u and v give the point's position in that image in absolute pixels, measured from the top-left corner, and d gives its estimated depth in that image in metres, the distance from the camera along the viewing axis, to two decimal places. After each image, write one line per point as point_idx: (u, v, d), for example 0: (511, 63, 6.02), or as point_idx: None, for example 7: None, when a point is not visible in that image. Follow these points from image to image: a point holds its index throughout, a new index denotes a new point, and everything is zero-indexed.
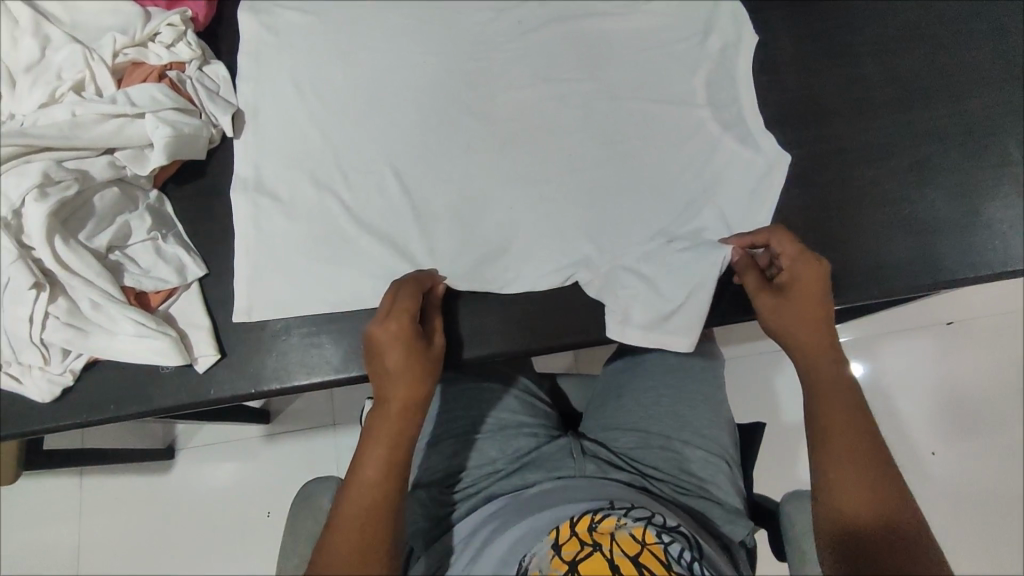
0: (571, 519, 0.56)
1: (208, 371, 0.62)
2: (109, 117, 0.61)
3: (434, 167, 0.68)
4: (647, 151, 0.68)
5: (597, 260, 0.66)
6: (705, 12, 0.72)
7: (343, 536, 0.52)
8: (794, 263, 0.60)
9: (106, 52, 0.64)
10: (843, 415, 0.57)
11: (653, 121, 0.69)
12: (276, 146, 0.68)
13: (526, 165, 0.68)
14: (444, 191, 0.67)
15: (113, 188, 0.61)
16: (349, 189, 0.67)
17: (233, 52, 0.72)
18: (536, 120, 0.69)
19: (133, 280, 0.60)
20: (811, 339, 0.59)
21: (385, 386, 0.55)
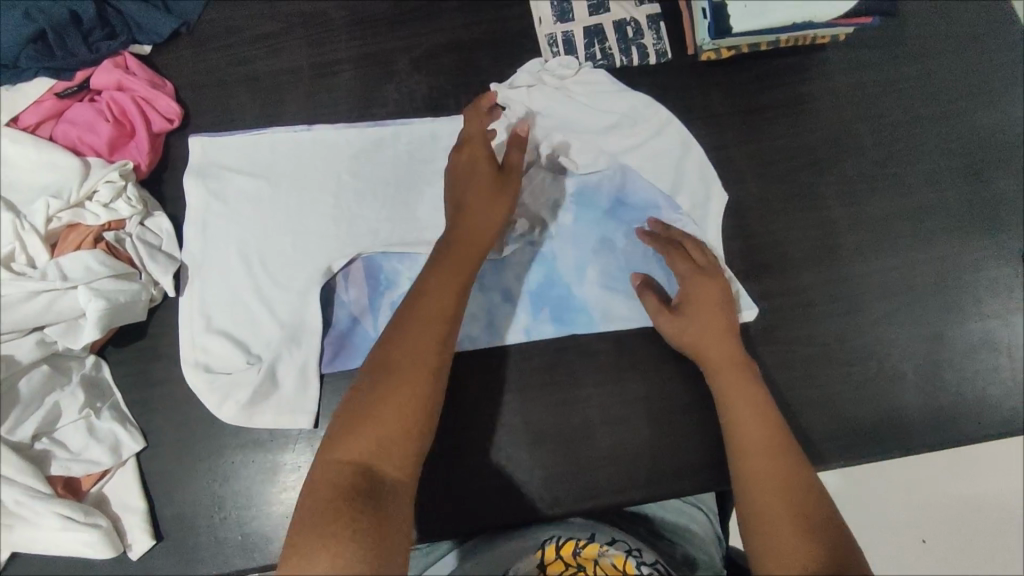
0: (557, 542, 0.59)
1: (143, 557, 0.59)
2: (38, 294, 0.58)
3: (388, 322, 0.66)
4: (604, 305, 0.66)
5: (553, 425, 0.63)
6: (667, 154, 0.70)
7: (359, 430, 0.49)
8: (689, 265, 0.65)
9: (37, 218, 0.61)
10: (750, 413, 0.58)
11: (613, 271, 0.68)
12: (221, 305, 0.65)
13: (478, 317, 0.65)
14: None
15: (41, 367, 0.59)
16: (298, 350, 0.64)
17: (178, 197, 0.70)
18: (488, 269, 0.67)
19: (61, 466, 0.58)
20: (723, 358, 0.61)
21: (415, 311, 0.54)
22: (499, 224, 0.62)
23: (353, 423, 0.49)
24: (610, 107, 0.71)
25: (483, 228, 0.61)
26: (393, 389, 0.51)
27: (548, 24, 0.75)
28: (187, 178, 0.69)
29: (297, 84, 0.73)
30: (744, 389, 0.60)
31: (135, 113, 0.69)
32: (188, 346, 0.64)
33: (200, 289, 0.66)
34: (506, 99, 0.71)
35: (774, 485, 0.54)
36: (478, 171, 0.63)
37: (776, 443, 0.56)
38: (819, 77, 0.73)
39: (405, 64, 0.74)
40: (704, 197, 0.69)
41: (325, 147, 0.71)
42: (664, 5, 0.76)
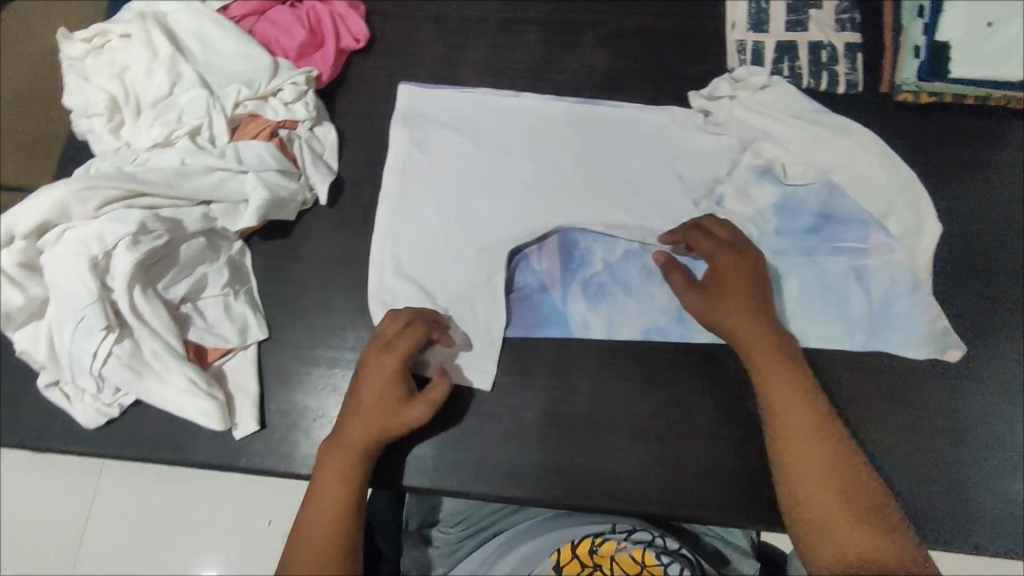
0: (571, 541, 0.55)
1: (244, 439, 0.62)
2: (214, 170, 0.62)
3: (578, 296, 0.65)
4: (800, 322, 0.65)
5: (657, 424, 0.62)
6: (874, 178, 0.67)
7: (301, 552, 0.50)
8: (711, 246, 0.61)
9: (227, 101, 0.65)
10: (796, 394, 0.55)
11: (813, 289, 0.66)
12: (415, 234, 0.67)
13: (670, 312, 0.65)
14: (585, 326, 0.64)
15: (200, 238, 0.62)
16: (483, 297, 0.64)
17: (346, 114, 0.72)
18: (684, 265, 0.66)
19: (196, 334, 0.61)
20: (760, 337, 0.58)
21: (331, 462, 0.54)
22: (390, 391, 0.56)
23: (287, 558, 0.50)
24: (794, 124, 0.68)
25: (379, 416, 0.55)
26: (322, 513, 0.52)
27: (740, 30, 0.73)
28: (393, 126, 0.70)
29: (481, 33, 0.75)
30: (779, 367, 0.57)
31: (329, 26, 0.72)
32: (375, 265, 0.66)
33: (384, 213, 0.67)
34: (702, 106, 0.71)
35: (810, 473, 0.52)
36: (373, 364, 0.57)
37: (826, 432, 0.53)
38: (1013, 146, 0.69)
39: (589, 38, 0.74)
40: (916, 231, 0.67)
41: (495, 98, 0.72)
42: (867, 36, 0.72)
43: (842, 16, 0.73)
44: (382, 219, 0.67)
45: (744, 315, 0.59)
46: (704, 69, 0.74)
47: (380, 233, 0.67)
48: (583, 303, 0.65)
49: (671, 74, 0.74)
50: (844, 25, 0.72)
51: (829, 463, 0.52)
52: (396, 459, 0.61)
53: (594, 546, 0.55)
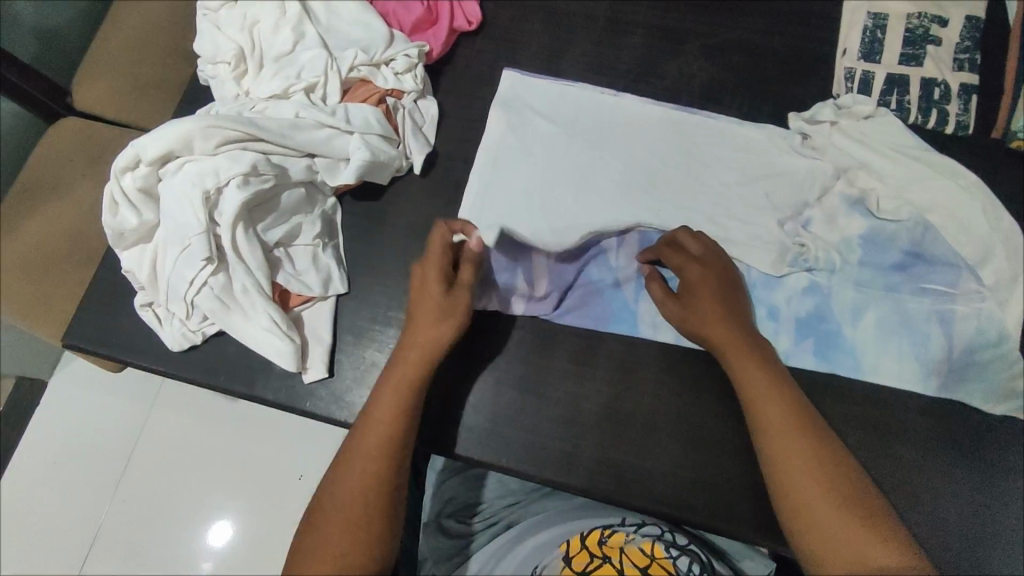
0: (583, 535, 0.66)
1: (312, 384, 0.65)
2: (323, 127, 0.65)
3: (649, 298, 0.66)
4: (876, 358, 0.63)
5: (714, 436, 0.62)
6: (974, 221, 0.65)
7: (330, 522, 0.51)
8: (680, 259, 0.61)
9: (344, 64, 0.68)
10: (768, 395, 0.54)
11: (891, 326, 0.64)
12: (499, 214, 0.68)
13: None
14: (654, 328, 0.65)
15: (300, 189, 0.65)
16: (558, 285, 0.66)
17: (449, 91, 0.74)
18: (761, 283, 0.65)
19: (283, 278, 0.64)
20: (730, 339, 0.58)
21: (362, 434, 0.55)
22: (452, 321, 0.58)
23: (315, 524, 0.52)
24: (897, 159, 0.67)
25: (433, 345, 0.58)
26: (348, 482, 0.53)
27: (851, 58, 0.73)
28: (493, 106, 0.72)
29: (589, 30, 0.76)
30: (754, 368, 0.56)
31: (445, 6, 0.74)
32: None
33: (471, 190, 0.69)
34: (799, 128, 0.70)
35: (807, 485, 0.49)
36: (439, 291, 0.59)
37: (819, 444, 0.51)
38: None
39: (695, 48, 0.75)
40: (1011, 283, 0.64)
41: (593, 93, 0.73)
42: (984, 79, 0.71)
43: (962, 54, 0.71)
44: (470, 196, 0.69)
45: (719, 322, 0.58)
46: (808, 92, 0.73)
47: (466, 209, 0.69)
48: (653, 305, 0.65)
49: (772, 93, 0.73)
50: (961, 65, 0.71)
51: (823, 475, 0.50)
52: (452, 427, 0.62)
53: (604, 537, 0.66)
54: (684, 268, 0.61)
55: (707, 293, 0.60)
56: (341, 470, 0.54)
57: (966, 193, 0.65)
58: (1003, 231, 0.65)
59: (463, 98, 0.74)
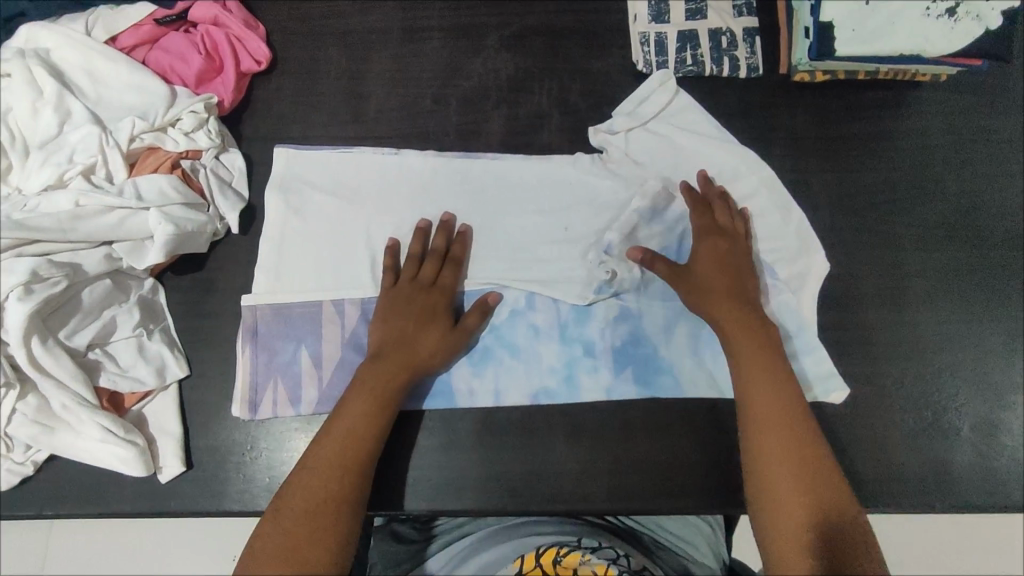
0: (538, 551, 0.63)
1: (171, 482, 0.60)
2: (113, 209, 0.60)
3: (463, 365, 0.65)
4: (687, 374, 0.65)
5: (590, 420, 0.64)
6: (764, 220, 0.68)
7: (264, 555, 0.49)
8: (726, 218, 0.66)
9: (121, 136, 0.63)
10: (773, 392, 0.57)
11: (697, 344, 0.66)
12: (305, 312, 0.65)
13: (557, 371, 0.65)
14: (469, 395, 0.64)
15: (105, 280, 0.60)
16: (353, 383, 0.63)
17: (254, 138, 0.71)
18: (574, 320, 0.67)
19: (108, 380, 0.59)
20: (722, 285, 0.63)
21: (312, 461, 0.54)
22: (409, 291, 0.63)
23: (263, 540, 0.50)
24: (689, 121, 0.72)
25: (388, 311, 0.62)
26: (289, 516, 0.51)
27: (642, 23, 0.74)
28: (267, 191, 0.68)
29: (385, 44, 0.74)
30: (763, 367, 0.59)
31: (226, 50, 0.70)
32: (248, 343, 0.64)
33: (282, 245, 0.67)
34: (602, 141, 0.71)
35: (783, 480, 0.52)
36: (410, 283, 0.63)
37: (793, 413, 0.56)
38: (912, 114, 0.71)
39: (494, 41, 0.74)
40: (805, 265, 0.67)
41: (402, 111, 0.72)
42: (762, 19, 0.74)
43: (739, 0, 0.74)
44: (255, 303, 0.65)
45: (731, 261, 0.64)
46: (611, 64, 0.74)
47: (254, 318, 0.64)
48: (469, 372, 0.65)
49: (578, 70, 0.74)
50: (740, 11, 0.74)
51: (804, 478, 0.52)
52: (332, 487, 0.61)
53: (560, 556, 0.62)
54: (721, 222, 0.66)
55: (740, 260, 0.65)
56: (302, 471, 0.54)
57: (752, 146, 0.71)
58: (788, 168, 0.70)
59: (269, 143, 0.71)
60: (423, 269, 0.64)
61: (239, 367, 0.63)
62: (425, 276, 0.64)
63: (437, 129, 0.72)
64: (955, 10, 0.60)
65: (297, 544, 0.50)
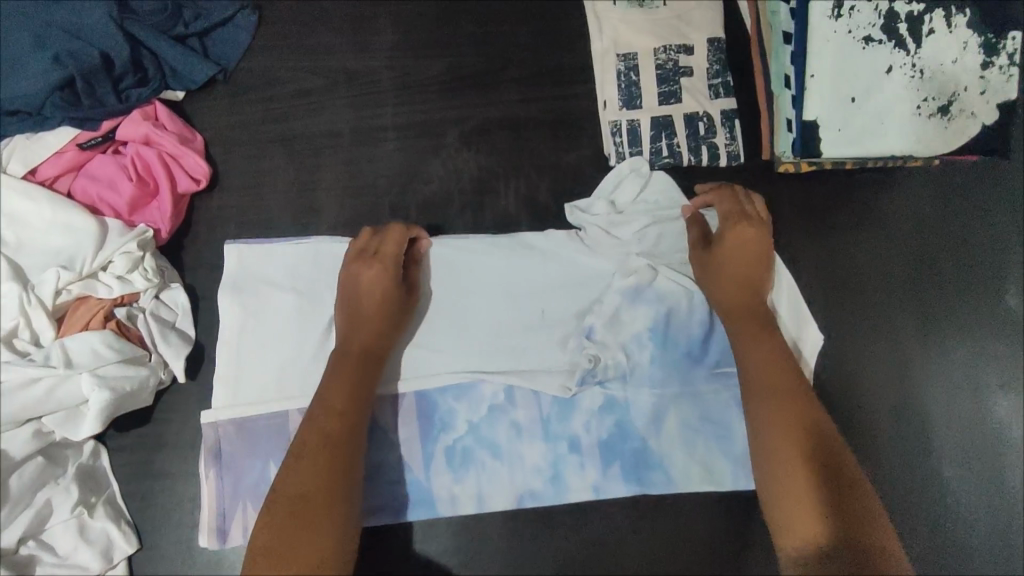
0: None
1: None
2: (38, 380, 0.54)
3: (442, 470, 0.61)
4: (677, 461, 0.62)
5: (579, 553, 0.61)
6: None
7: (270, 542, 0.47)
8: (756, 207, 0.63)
9: (46, 291, 0.56)
10: (765, 354, 0.58)
11: (688, 425, 0.63)
12: (270, 423, 0.60)
13: (543, 471, 0.62)
14: (451, 501, 0.61)
15: (37, 458, 0.54)
16: None
17: (199, 265, 0.65)
18: (557, 414, 0.63)
19: (46, 572, 0.53)
20: (746, 265, 0.61)
21: (297, 461, 0.51)
22: (354, 286, 0.59)
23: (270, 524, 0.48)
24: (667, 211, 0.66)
25: (348, 307, 0.59)
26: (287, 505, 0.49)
27: (612, 110, 0.69)
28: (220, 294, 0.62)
29: (337, 149, 0.68)
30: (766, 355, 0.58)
31: (160, 171, 0.64)
32: (211, 464, 0.59)
33: (239, 362, 0.61)
34: (580, 220, 0.66)
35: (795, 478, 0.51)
36: (353, 276, 0.59)
37: (789, 370, 0.57)
38: (904, 196, 0.67)
39: (453, 139, 0.69)
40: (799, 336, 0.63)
41: (359, 222, 0.67)
42: (741, 99, 0.69)
43: (715, 78, 0.69)
44: (215, 418, 0.59)
45: (754, 244, 0.61)
46: (582, 155, 0.69)
47: (215, 436, 0.59)
48: (449, 477, 0.61)
49: (546, 166, 0.69)
50: (716, 91, 0.69)
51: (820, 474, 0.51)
52: None
53: None
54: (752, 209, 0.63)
55: (760, 243, 0.62)
56: (286, 480, 0.51)
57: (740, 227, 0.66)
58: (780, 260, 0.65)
59: (215, 269, 0.65)
60: (360, 246, 0.61)
61: (204, 490, 0.58)
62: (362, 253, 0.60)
63: None
64: (949, 108, 0.56)
65: (293, 528, 0.48)
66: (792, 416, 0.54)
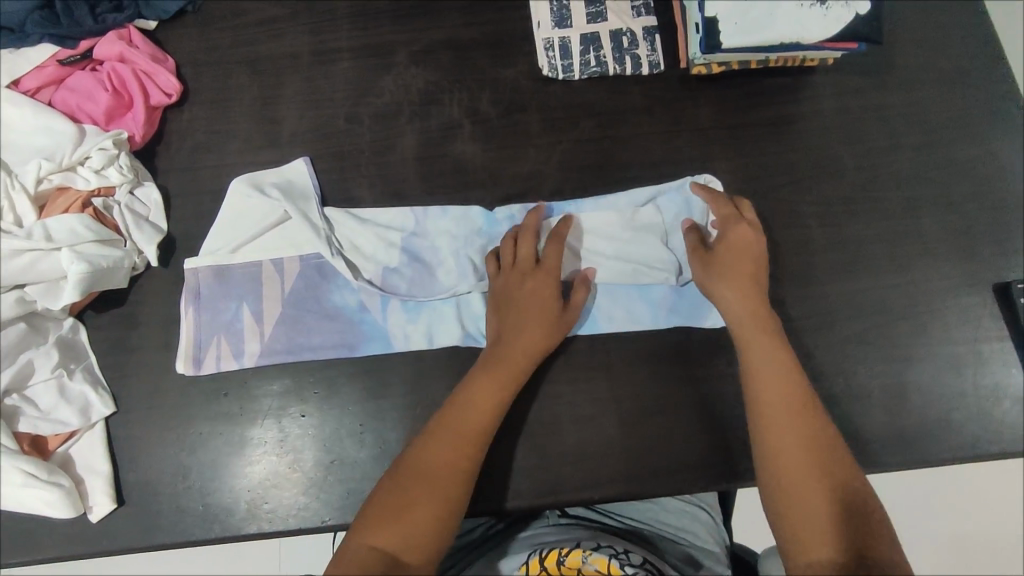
0: (540, 554, 0.58)
1: (102, 520, 0.60)
2: (22, 252, 0.60)
3: (397, 310, 0.66)
4: (609, 307, 0.68)
5: (521, 419, 0.64)
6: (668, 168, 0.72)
7: (393, 515, 0.52)
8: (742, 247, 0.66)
9: (28, 179, 0.63)
10: (785, 387, 0.59)
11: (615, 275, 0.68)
12: (246, 272, 0.67)
13: None
14: (404, 337, 0.65)
15: (19, 324, 0.60)
16: (288, 340, 0.65)
17: (170, 171, 0.71)
18: None
19: (28, 425, 0.59)
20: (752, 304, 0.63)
21: (439, 441, 0.56)
22: (529, 291, 0.64)
23: (389, 492, 0.54)
24: (591, 110, 0.74)
25: (513, 305, 0.64)
26: (429, 482, 0.54)
27: (545, 29, 0.75)
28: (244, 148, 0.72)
29: (297, 68, 0.75)
30: (780, 370, 0.60)
31: (133, 84, 0.70)
32: (190, 304, 0.66)
33: (214, 233, 0.68)
34: (551, 69, 0.74)
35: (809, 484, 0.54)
36: (524, 273, 0.65)
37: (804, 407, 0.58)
38: (809, 98, 0.74)
39: (404, 57, 0.75)
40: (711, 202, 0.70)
41: (317, 131, 0.73)
42: (660, 19, 0.77)
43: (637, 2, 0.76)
44: (196, 266, 0.67)
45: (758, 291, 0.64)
46: (520, 70, 0.75)
47: (196, 280, 0.67)
48: (403, 316, 0.66)
49: (487, 78, 0.75)
50: (638, 11, 0.76)
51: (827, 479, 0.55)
52: (268, 498, 0.61)
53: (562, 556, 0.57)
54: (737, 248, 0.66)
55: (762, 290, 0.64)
56: (391, 485, 0.54)
57: (660, 120, 0.74)
58: (695, 155, 0.73)
59: (185, 174, 0.71)
60: (524, 251, 0.66)
61: (182, 326, 0.65)
62: (529, 258, 0.66)
63: (353, 147, 0.72)
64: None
65: (411, 510, 0.53)
66: (792, 413, 0.58)
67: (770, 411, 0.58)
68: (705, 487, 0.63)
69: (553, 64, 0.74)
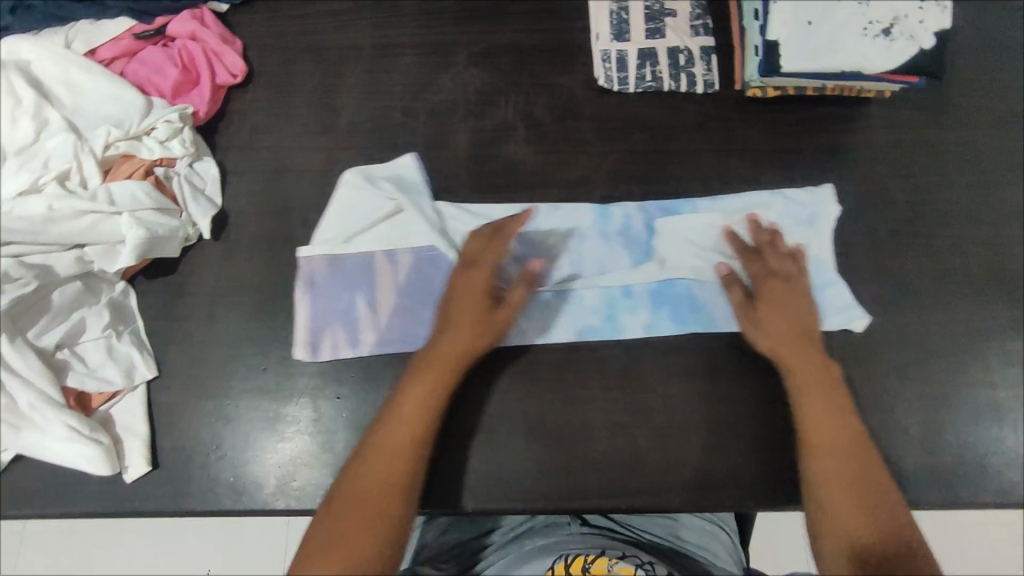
0: (565, 560, 0.60)
1: (136, 481, 0.61)
2: (85, 213, 0.61)
3: (517, 307, 0.67)
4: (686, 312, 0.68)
5: (551, 420, 0.64)
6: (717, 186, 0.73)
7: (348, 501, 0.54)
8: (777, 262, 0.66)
9: (97, 144, 0.65)
10: (831, 412, 0.59)
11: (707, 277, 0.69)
12: (358, 262, 0.68)
13: (600, 311, 0.68)
14: (520, 334, 0.66)
15: (75, 282, 0.62)
16: (402, 326, 0.66)
17: (229, 149, 0.73)
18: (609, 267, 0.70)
19: (75, 379, 0.60)
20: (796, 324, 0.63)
21: (383, 432, 0.57)
22: (461, 288, 0.63)
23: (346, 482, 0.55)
24: (643, 123, 0.75)
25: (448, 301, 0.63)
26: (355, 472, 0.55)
27: (604, 41, 0.76)
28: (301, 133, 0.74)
29: (359, 60, 0.77)
30: (829, 396, 0.60)
31: (202, 62, 0.73)
32: (303, 288, 0.67)
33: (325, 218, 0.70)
34: (607, 80, 0.75)
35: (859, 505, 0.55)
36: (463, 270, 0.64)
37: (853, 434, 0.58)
38: (862, 129, 0.74)
39: (464, 57, 0.77)
40: (818, 213, 0.71)
41: (373, 122, 0.74)
42: (719, 39, 0.77)
43: (696, 21, 0.77)
44: (309, 255, 0.68)
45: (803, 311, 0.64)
46: (577, 79, 0.76)
47: (310, 268, 0.68)
48: (523, 313, 0.67)
49: (543, 84, 0.76)
50: (696, 31, 0.77)
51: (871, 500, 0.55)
52: (298, 475, 0.62)
53: (588, 563, 0.59)
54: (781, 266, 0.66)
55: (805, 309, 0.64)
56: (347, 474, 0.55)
57: (712, 138, 0.74)
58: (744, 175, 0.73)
59: (243, 153, 0.73)
60: (488, 247, 0.64)
61: (298, 310, 0.67)
62: (477, 254, 0.64)
63: (408, 140, 0.74)
64: (891, 30, 0.65)
65: (372, 501, 0.54)
66: (838, 437, 0.58)
67: (811, 434, 0.59)
68: (731, 507, 0.63)
69: (609, 76, 0.75)
